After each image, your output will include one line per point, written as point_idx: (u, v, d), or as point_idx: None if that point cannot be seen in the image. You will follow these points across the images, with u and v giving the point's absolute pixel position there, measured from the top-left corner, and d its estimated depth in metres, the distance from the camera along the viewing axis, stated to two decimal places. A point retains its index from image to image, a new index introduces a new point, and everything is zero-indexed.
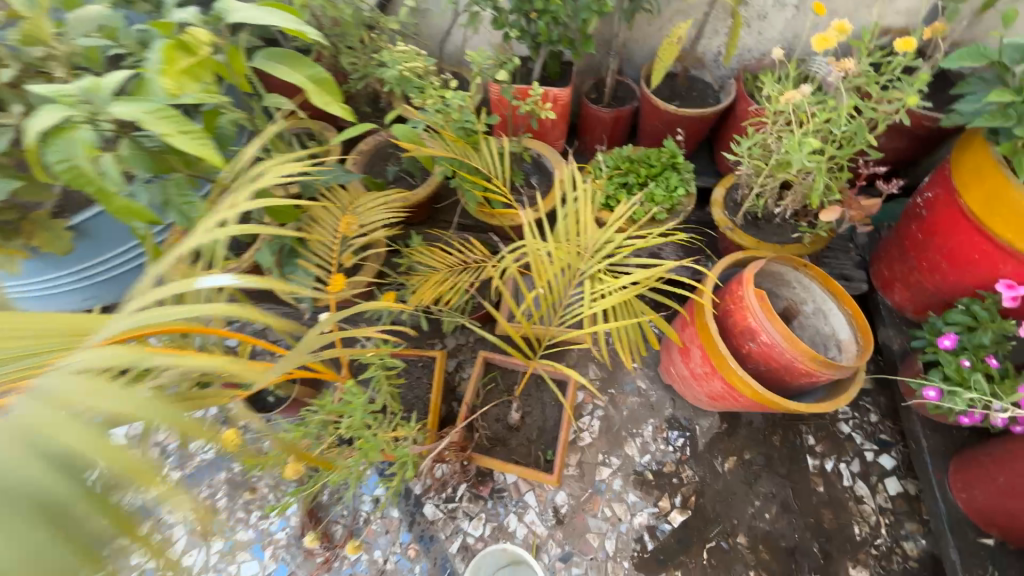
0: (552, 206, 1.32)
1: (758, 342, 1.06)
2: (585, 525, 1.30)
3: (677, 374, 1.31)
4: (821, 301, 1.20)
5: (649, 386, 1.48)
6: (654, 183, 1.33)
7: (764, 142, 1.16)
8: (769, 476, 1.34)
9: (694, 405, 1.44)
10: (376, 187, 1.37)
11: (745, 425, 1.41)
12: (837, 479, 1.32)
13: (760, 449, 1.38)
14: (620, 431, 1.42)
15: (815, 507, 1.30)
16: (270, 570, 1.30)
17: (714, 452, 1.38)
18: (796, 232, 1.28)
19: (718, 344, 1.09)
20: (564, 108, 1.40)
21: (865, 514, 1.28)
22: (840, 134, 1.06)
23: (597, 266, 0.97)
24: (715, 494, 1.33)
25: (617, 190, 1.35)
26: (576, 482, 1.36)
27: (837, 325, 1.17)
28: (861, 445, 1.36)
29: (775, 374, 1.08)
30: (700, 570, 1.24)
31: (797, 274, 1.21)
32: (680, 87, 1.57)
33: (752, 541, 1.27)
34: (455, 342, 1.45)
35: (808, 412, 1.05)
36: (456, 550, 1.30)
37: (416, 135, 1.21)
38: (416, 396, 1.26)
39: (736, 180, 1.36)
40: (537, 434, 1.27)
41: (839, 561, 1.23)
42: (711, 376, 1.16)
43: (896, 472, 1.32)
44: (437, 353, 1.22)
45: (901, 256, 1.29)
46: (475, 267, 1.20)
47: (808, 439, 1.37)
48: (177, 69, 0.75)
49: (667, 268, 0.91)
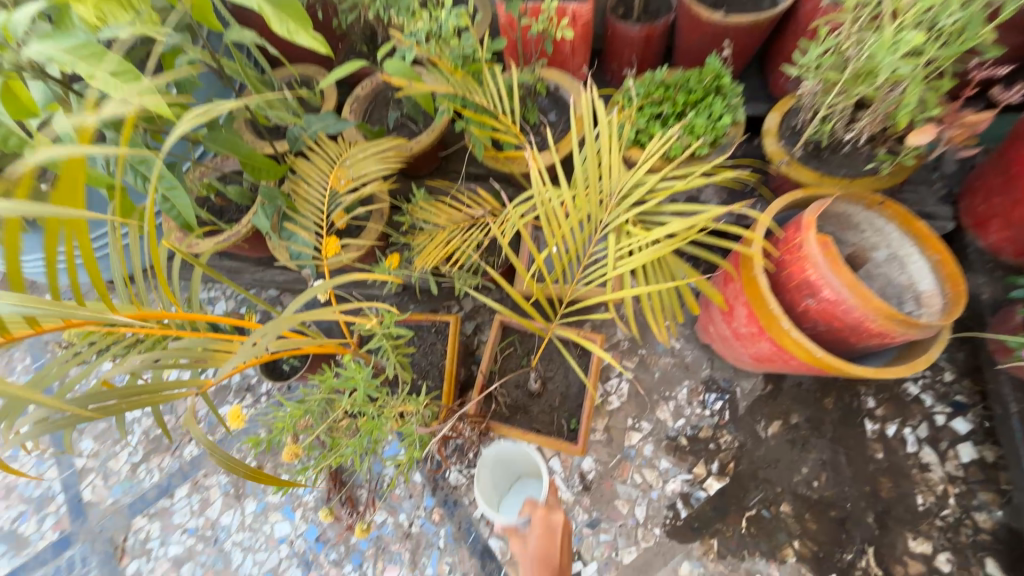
0: (572, 147, 1.14)
1: (819, 298, 0.90)
2: (613, 492, 1.24)
3: (717, 334, 1.17)
4: (898, 246, 1.00)
5: (685, 346, 1.34)
6: (693, 112, 1.12)
7: (838, 47, 0.92)
8: (820, 441, 1.22)
9: (735, 366, 1.30)
10: (373, 136, 1.22)
11: (793, 386, 1.27)
12: (899, 445, 1.18)
13: (810, 412, 1.24)
14: (651, 395, 1.32)
15: (871, 475, 1.17)
16: (302, 531, 1.33)
17: (756, 416, 1.26)
18: (870, 163, 1.05)
19: (769, 301, 0.93)
20: (584, 26, 1.18)
21: (931, 483, 1.14)
22: (947, 27, 0.81)
23: (624, 216, 0.81)
24: (756, 460, 1.23)
25: (648, 123, 1.15)
26: (604, 448, 1.29)
27: (917, 274, 0.97)
28: (931, 407, 1.20)
29: (837, 334, 0.92)
30: (738, 538, 1.17)
31: (869, 214, 1.01)
32: None
33: (797, 510, 1.17)
34: (472, 304, 1.34)
35: (876, 378, 0.89)
36: (480, 515, 1.27)
37: (410, 69, 1.04)
38: (430, 363, 1.19)
39: (797, 102, 1.12)
40: (560, 401, 1.18)
41: (897, 532, 1.12)
42: (759, 337, 1.01)
43: (972, 438, 1.16)
44: (449, 318, 1.13)
45: (1006, 186, 1.05)
46: (485, 222, 1.07)
47: (867, 401, 1.22)
48: None
49: (711, 215, 0.74)
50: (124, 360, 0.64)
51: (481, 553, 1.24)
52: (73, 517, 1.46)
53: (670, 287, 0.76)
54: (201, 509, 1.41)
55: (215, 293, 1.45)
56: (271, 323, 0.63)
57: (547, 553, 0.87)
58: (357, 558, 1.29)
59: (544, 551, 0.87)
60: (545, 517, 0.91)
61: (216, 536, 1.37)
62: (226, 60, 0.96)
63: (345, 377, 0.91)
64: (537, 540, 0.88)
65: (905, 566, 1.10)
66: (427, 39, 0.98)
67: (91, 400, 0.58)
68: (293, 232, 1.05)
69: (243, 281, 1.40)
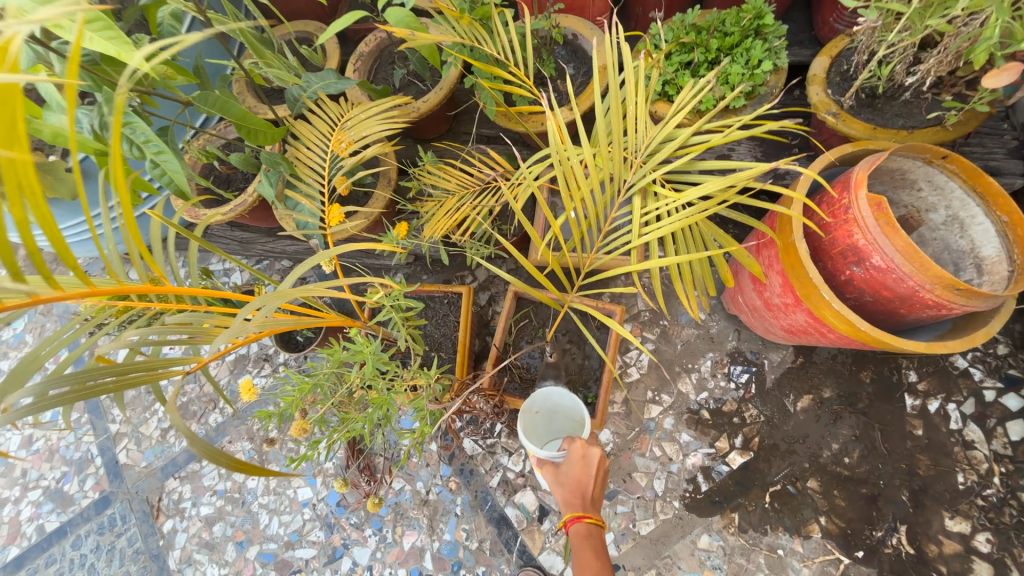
0: (591, 102, 1.05)
1: (866, 265, 0.81)
2: (631, 465, 1.22)
3: (747, 304, 1.09)
4: (959, 207, 0.89)
5: (710, 316, 1.28)
6: (728, 58, 1.00)
7: None
8: (853, 417, 1.15)
9: (763, 338, 1.23)
10: (377, 96, 1.15)
11: (827, 359, 1.19)
12: (941, 422, 1.11)
13: (844, 387, 1.17)
14: (673, 367, 1.26)
15: (908, 452, 1.11)
16: (323, 496, 1.37)
17: (785, 390, 1.20)
18: (932, 112, 0.93)
19: (809, 269, 0.84)
20: None
21: (974, 461, 1.08)
22: None
23: (650, 177, 0.73)
24: (783, 435, 1.17)
25: (677, 73, 1.04)
26: (622, 420, 1.25)
27: (980, 237, 0.87)
28: (980, 383, 1.11)
29: (884, 305, 0.84)
30: (761, 513, 1.14)
31: (928, 171, 0.90)
32: None
33: (825, 486, 1.13)
34: (486, 274, 1.30)
35: (929, 352, 0.81)
36: (497, 484, 1.28)
37: (413, 18, 0.94)
38: (444, 335, 1.16)
39: (848, 43, 0.99)
40: (579, 374, 1.14)
41: (933, 511, 1.07)
42: (794, 308, 0.93)
43: None
44: (460, 290, 1.08)
45: None
46: (497, 186, 1.00)
47: (908, 376, 1.14)
48: None
49: (754, 170, 0.65)
50: (122, 335, 0.62)
51: (498, 522, 1.25)
52: (111, 478, 1.54)
53: (704, 255, 0.68)
54: (228, 473, 1.46)
55: (228, 265, 1.45)
56: (265, 296, 0.60)
57: (581, 480, 0.82)
58: (377, 522, 1.32)
59: (578, 477, 0.83)
60: (584, 450, 0.85)
61: (243, 498, 1.42)
62: (217, 15, 0.89)
63: (354, 351, 0.88)
64: (573, 467, 0.85)
65: (940, 545, 1.05)
66: None
67: (88, 377, 0.56)
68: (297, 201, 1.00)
69: (255, 252, 1.38)
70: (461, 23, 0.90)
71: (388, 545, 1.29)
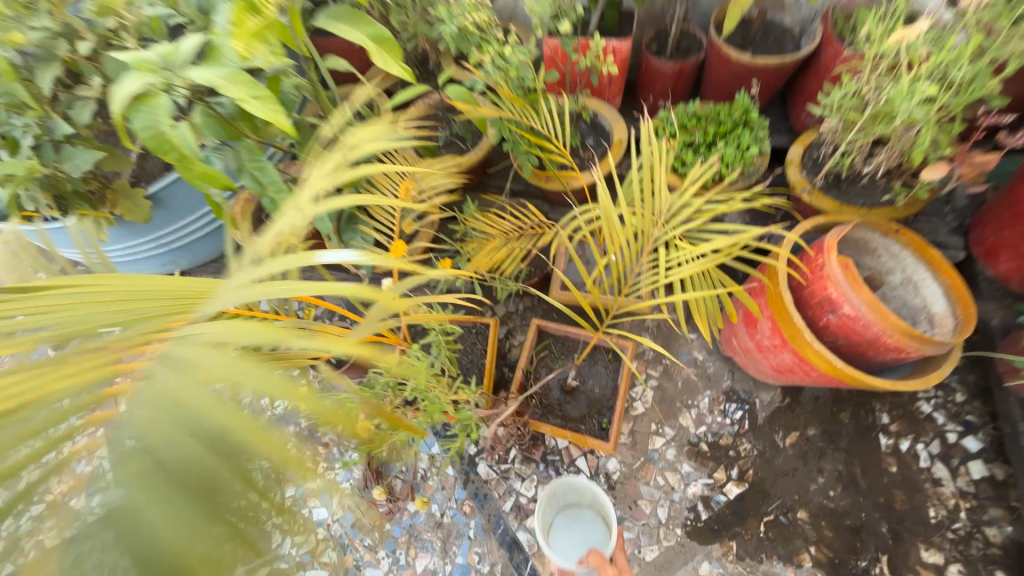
0: (611, 168, 1.26)
1: (840, 313, 0.98)
2: (637, 492, 1.31)
3: (740, 346, 1.25)
4: (912, 271, 1.09)
5: (707, 357, 1.43)
6: (724, 142, 1.23)
7: (859, 91, 1.03)
8: (836, 454, 1.28)
9: (754, 378, 1.38)
10: (428, 153, 1.34)
11: (810, 400, 1.34)
12: (912, 460, 1.25)
13: (826, 425, 1.31)
14: (674, 402, 1.39)
15: (886, 487, 1.23)
16: (338, 517, 1.41)
17: (775, 427, 1.33)
18: (887, 194, 1.16)
19: (793, 314, 1.01)
20: (625, 62, 1.31)
21: (943, 497, 1.21)
22: (958, 78, 0.92)
23: (672, 233, 0.91)
24: (775, 468, 1.29)
25: (682, 150, 1.26)
26: (629, 450, 1.36)
27: (930, 296, 1.06)
28: (944, 426, 1.26)
29: (856, 348, 1.00)
30: (757, 542, 1.23)
31: (885, 241, 1.11)
32: (755, 34, 1.41)
33: (814, 517, 1.23)
34: (506, 310, 1.44)
35: (896, 389, 0.96)
36: (510, 508, 1.35)
37: (474, 96, 1.16)
38: (471, 361, 1.29)
39: (818, 137, 1.23)
40: (593, 403, 1.27)
41: (910, 543, 1.18)
42: (782, 349, 1.09)
43: (983, 456, 1.23)
44: (491, 320, 1.23)
45: (1013, 220, 1.14)
46: (532, 233, 1.17)
47: (882, 417, 1.29)
48: (247, 31, 0.72)
49: (752, 234, 0.83)
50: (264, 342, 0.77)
51: (510, 546, 1.31)
52: None
53: (716, 294, 0.85)
54: None
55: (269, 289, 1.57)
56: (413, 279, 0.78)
57: None
58: (391, 544, 1.36)
59: None
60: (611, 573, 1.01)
61: None
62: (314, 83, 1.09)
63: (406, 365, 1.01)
64: None
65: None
66: (494, 70, 1.10)
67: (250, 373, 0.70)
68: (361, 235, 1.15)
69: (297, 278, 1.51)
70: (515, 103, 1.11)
71: (401, 567, 1.33)
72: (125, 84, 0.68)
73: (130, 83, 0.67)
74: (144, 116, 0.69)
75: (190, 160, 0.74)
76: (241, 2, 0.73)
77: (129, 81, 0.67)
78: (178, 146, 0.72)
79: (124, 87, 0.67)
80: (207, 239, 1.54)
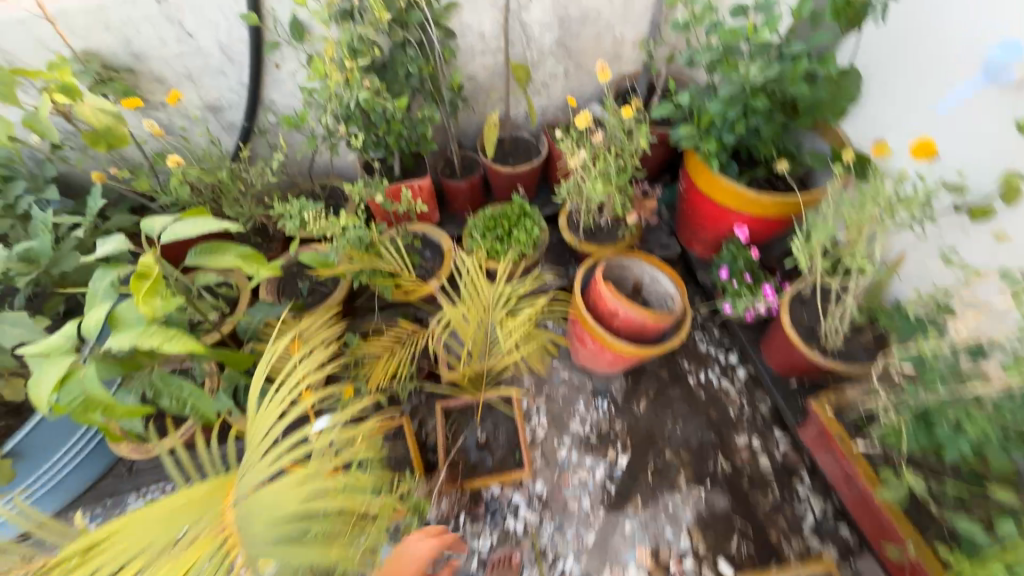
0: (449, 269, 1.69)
1: (620, 318, 1.54)
2: (564, 498, 1.66)
3: (584, 356, 1.76)
4: (653, 272, 1.67)
5: (571, 373, 1.89)
6: (517, 230, 1.77)
7: (575, 183, 1.63)
8: (672, 403, 1.83)
9: (605, 374, 1.88)
10: (262, 267, 1.13)
11: (641, 374, 1.90)
12: (710, 384, 1.86)
13: (654, 383, 1.88)
14: (562, 416, 1.81)
15: (704, 408, 1.82)
16: None
17: (631, 402, 1.84)
18: (619, 231, 1.79)
19: (595, 328, 1.56)
20: (462, 196, 2.01)
21: (733, 399, 1.83)
22: (614, 168, 1.57)
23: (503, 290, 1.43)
24: (640, 431, 1.78)
25: (494, 243, 1.76)
26: (546, 469, 1.71)
27: (666, 283, 1.64)
28: (715, 354, 1.91)
29: (639, 333, 1.55)
30: (650, 488, 1.68)
31: (631, 259, 1.68)
32: (508, 148, 2.06)
33: (676, 451, 1.74)
34: (414, 404, 1.70)
35: (663, 352, 1.52)
36: (477, 566, 1.56)
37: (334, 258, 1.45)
38: (399, 461, 1.55)
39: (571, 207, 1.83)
40: (503, 446, 1.59)
41: (729, 438, 1.76)
42: (602, 350, 1.63)
43: (741, 363, 1.89)
44: (408, 422, 1.48)
45: (687, 223, 1.85)
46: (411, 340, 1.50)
47: (684, 365, 1.91)
48: (144, 293, 0.92)
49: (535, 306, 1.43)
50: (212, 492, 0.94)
51: None
52: None
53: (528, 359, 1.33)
54: None
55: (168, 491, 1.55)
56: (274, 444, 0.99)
57: None
58: None
59: None
60: None
61: None
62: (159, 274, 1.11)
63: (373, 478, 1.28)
64: None
65: (740, 456, 1.72)
66: (335, 239, 1.40)
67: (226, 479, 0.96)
68: (260, 398, 1.33)
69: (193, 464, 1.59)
70: (362, 257, 1.42)
71: None
72: (50, 373, 0.83)
73: (55, 372, 0.83)
74: (72, 390, 0.85)
75: (114, 411, 0.88)
76: (134, 271, 0.91)
77: (56, 365, 0.84)
78: (105, 402, 0.87)
79: (53, 374, 0.82)
80: (82, 469, 1.48)
